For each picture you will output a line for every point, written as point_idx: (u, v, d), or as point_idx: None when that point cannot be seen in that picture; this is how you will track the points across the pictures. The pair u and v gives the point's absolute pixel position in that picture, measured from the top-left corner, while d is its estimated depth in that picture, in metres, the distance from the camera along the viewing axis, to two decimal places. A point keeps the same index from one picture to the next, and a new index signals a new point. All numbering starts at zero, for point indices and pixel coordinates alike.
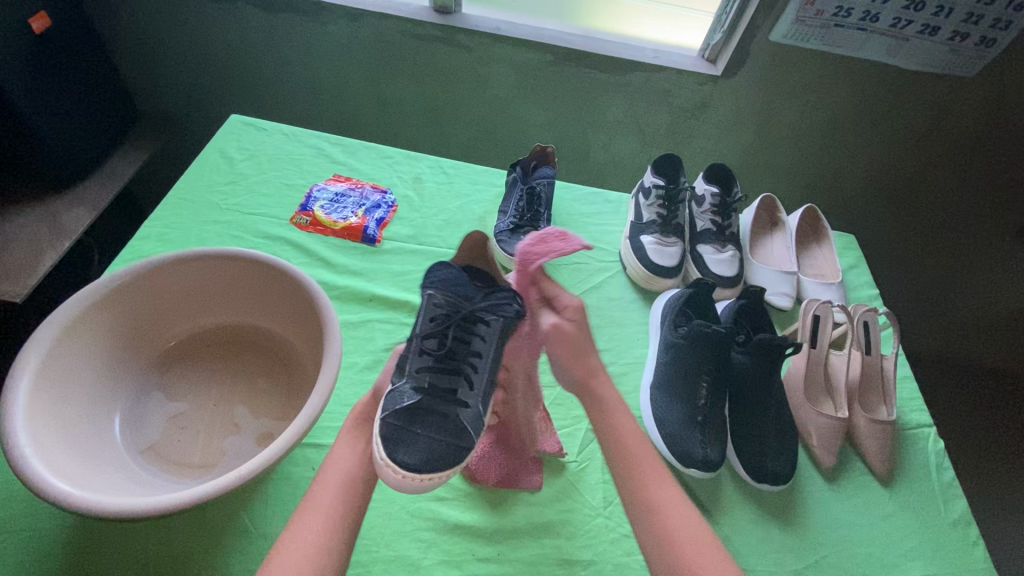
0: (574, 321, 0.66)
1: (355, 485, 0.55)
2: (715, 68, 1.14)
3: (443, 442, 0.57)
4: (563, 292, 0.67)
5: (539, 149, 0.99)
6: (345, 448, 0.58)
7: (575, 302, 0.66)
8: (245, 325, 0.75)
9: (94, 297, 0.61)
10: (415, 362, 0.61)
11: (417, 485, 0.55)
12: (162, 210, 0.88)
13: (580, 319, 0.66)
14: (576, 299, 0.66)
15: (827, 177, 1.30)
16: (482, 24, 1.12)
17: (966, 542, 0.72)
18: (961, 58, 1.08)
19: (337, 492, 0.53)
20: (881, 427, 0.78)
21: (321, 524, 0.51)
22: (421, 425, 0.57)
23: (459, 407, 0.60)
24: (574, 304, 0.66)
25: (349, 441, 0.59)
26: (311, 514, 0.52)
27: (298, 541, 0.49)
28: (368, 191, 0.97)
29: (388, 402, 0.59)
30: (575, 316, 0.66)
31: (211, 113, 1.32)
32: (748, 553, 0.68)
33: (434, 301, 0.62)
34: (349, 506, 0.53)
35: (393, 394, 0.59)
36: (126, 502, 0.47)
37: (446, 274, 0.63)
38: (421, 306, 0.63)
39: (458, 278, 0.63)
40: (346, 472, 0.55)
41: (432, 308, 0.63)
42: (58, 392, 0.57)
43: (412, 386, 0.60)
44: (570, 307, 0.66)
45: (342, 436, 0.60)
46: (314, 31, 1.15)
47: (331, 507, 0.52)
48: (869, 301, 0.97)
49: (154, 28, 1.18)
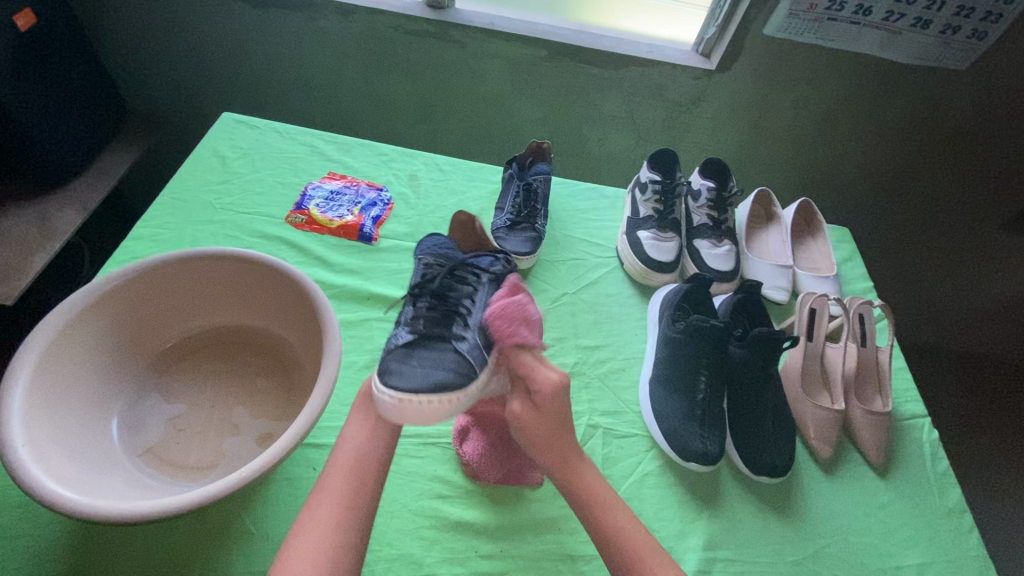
0: (544, 406, 0.58)
1: (366, 467, 0.56)
2: (709, 62, 1.14)
3: (438, 370, 0.59)
4: (539, 371, 0.58)
5: (535, 145, 0.99)
6: (355, 427, 0.59)
7: (550, 381, 0.57)
8: (242, 325, 0.74)
9: (89, 299, 0.61)
10: (413, 313, 0.66)
11: (413, 408, 0.56)
12: (155, 210, 0.87)
13: (557, 397, 0.57)
14: (547, 382, 0.57)
15: (821, 169, 1.31)
16: (476, 20, 1.12)
17: (961, 530, 0.73)
18: (952, 51, 1.09)
19: (346, 478, 0.54)
20: (877, 418, 0.79)
21: (332, 511, 0.51)
22: (418, 359, 0.60)
23: (456, 341, 0.62)
24: (542, 388, 0.57)
25: (359, 419, 0.60)
26: (323, 501, 0.52)
27: (304, 542, 0.49)
28: (364, 189, 0.97)
29: (389, 343, 0.63)
30: (541, 401, 0.58)
31: (201, 111, 1.30)
32: (746, 544, 0.69)
33: (425, 263, 0.70)
34: (362, 488, 0.54)
35: (392, 339, 0.64)
36: (126, 506, 0.46)
37: (436, 243, 0.73)
38: (415, 271, 0.71)
39: (445, 245, 0.72)
40: (357, 455, 0.56)
41: (425, 269, 0.70)
42: (51, 397, 0.56)
43: (408, 330, 0.64)
44: (542, 393, 0.57)
45: (353, 414, 0.60)
46: (306, 26, 1.14)
47: (343, 492, 0.53)
48: (863, 293, 0.98)
49: (141, 24, 1.16)
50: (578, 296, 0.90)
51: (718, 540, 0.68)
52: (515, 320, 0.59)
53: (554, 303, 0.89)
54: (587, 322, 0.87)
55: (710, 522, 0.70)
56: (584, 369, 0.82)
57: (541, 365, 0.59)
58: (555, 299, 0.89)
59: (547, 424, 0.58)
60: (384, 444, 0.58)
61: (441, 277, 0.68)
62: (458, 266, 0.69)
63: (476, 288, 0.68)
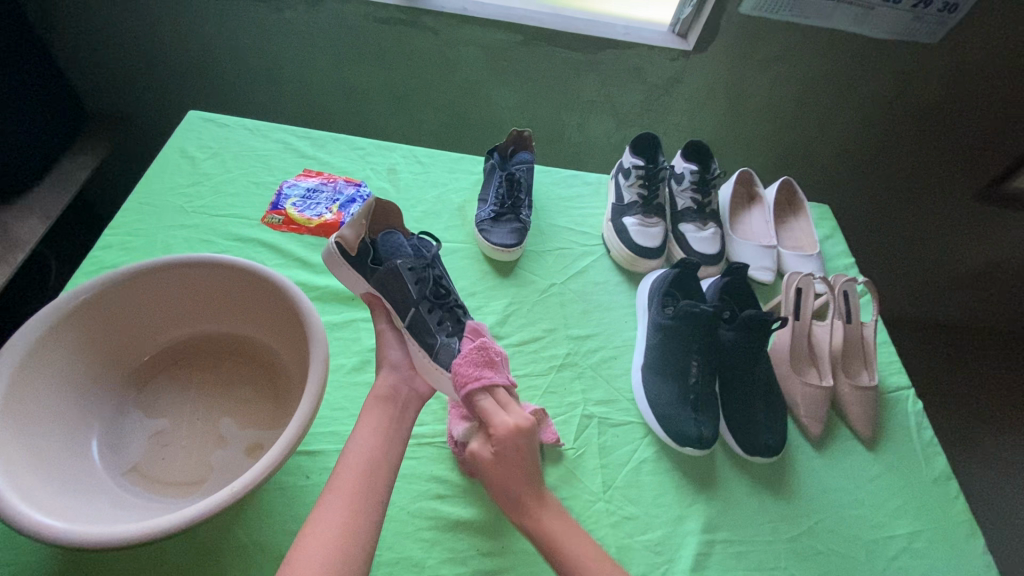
0: (501, 450, 0.57)
1: (376, 472, 0.54)
2: (685, 43, 1.14)
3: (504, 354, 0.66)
4: (500, 415, 0.59)
5: (516, 134, 0.97)
6: (368, 430, 0.58)
7: (508, 424, 0.58)
8: (222, 333, 0.72)
9: (58, 315, 0.57)
10: (435, 319, 0.67)
11: None
12: (124, 216, 0.84)
13: (517, 441, 0.57)
14: (507, 427, 0.57)
15: (798, 148, 1.32)
16: (448, 5, 1.09)
17: (948, 497, 0.74)
18: (924, 24, 1.09)
19: (355, 481, 0.53)
20: (864, 392, 0.80)
21: (341, 514, 0.50)
22: None
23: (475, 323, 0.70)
24: (499, 433, 0.57)
25: (372, 421, 0.58)
26: (333, 502, 0.51)
27: (311, 547, 0.48)
28: (342, 185, 0.94)
29: (443, 354, 0.65)
30: (500, 445, 0.57)
31: (168, 110, 1.25)
32: (744, 524, 0.69)
33: (408, 265, 0.68)
34: (371, 492, 0.52)
35: (441, 349, 0.65)
36: (110, 530, 0.44)
37: (390, 247, 0.69)
38: (401, 278, 0.67)
39: (398, 242, 0.70)
40: (367, 459, 0.55)
41: (411, 272, 0.68)
42: (26, 421, 0.53)
43: (447, 335, 0.67)
44: (497, 436, 0.57)
45: (366, 416, 0.59)
46: (271, 17, 1.10)
47: (352, 496, 0.52)
48: (845, 270, 0.99)
49: (95, 19, 1.10)
50: (566, 286, 0.89)
51: (716, 522, 0.69)
52: (478, 364, 0.62)
53: (542, 294, 0.88)
54: (577, 311, 0.87)
55: (708, 504, 0.70)
56: (576, 359, 0.81)
57: (504, 409, 0.60)
58: (543, 290, 0.88)
59: (510, 465, 0.57)
60: (394, 449, 0.57)
61: (433, 276, 0.69)
62: (434, 261, 0.71)
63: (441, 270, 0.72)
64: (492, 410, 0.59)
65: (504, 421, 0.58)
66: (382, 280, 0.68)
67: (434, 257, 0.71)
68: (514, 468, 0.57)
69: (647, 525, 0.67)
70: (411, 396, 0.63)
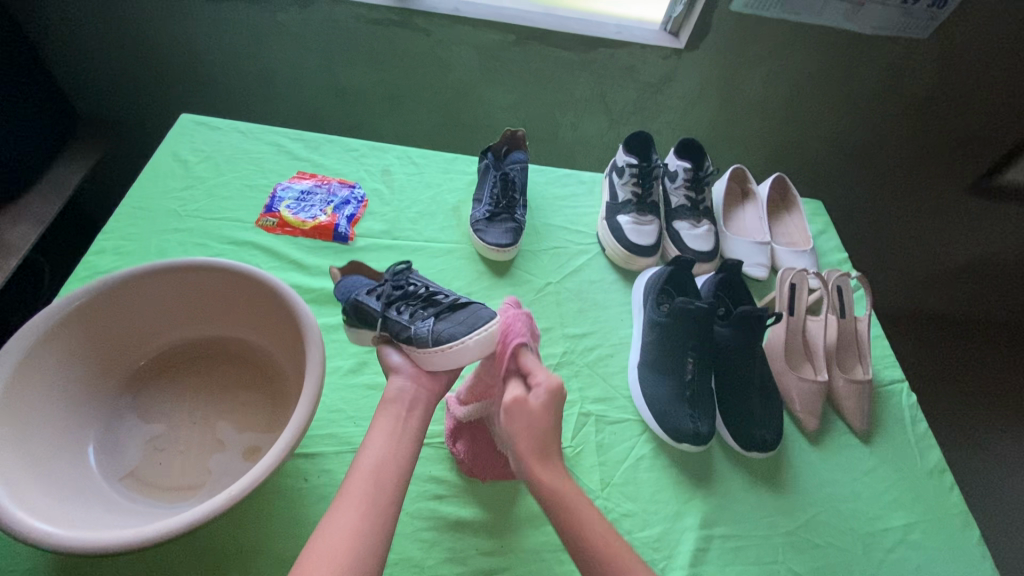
0: (545, 402, 0.57)
1: (386, 474, 0.53)
2: (677, 40, 1.14)
3: (480, 309, 0.65)
4: (541, 371, 0.60)
5: (510, 133, 0.97)
6: (380, 433, 0.57)
7: (555, 381, 0.58)
8: (217, 338, 0.72)
9: (53, 322, 0.57)
10: (407, 314, 0.66)
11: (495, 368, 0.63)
12: (117, 221, 0.83)
13: (557, 402, 0.58)
14: (554, 380, 0.58)
15: (792, 144, 1.32)
16: (440, 6, 1.09)
17: (942, 489, 0.75)
18: (913, 20, 1.10)
19: (365, 484, 0.52)
20: (860, 387, 0.80)
21: (352, 517, 0.49)
22: (452, 321, 0.64)
23: (449, 298, 0.67)
24: (548, 386, 0.58)
25: (385, 424, 0.58)
26: (345, 505, 0.50)
27: (322, 552, 0.47)
28: (336, 187, 0.94)
29: (420, 336, 0.64)
30: (546, 398, 0.57)
31: (160, 113, 1.25)
32: (742, 519, 0.70)
33: (364, 290, 0.68)
34: (382, 494, 0.52)
35: (417, 333, 0.64)
36: (107, 536, 0.44)
37: (347, 287, 0.69)
38: (361, 302, 0.67)
39: (353, 279, 0.70)
40: (377, 462, 0.54)
41: (370, 293, 0.68)
42: (20, 428, 0.53)
43: (421, 320, 0.65)
44: (546, 388, 0.58)
45: (377, 420, 0.58)
46: (262, 20, 1.09)
47: (362, 498, 0.51)
48: (838, 265, 0.99)
49: (84, 24, 1.10)
50: (562, 285, 0.90)
51: (714, 518, 0.69)
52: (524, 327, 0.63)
53: (538, 293, 0.88)
54: (573, 310, 0.87)
55: (705, 500, 0.71)
56: (573, 358, 0.82)
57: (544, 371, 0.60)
58: (538, 289, 0.88)
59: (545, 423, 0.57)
60: (407, 451, 0.56)
61: (390, 285, 0.69)
62: (397, 275, 0.71)
63: (410, 273, 0.71)
64: (536, 367, 0.60)
65: (552, 376, 0.59)
66: (354, 316, 0.68)
67: (395, 272, 0.71)
68: (548, 428, 0.57)
69: (646, 521, 0.68)
70: (420, 397, 0.62)
